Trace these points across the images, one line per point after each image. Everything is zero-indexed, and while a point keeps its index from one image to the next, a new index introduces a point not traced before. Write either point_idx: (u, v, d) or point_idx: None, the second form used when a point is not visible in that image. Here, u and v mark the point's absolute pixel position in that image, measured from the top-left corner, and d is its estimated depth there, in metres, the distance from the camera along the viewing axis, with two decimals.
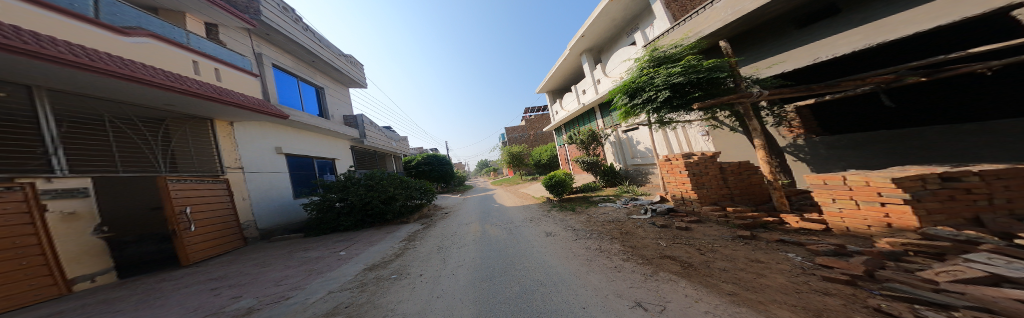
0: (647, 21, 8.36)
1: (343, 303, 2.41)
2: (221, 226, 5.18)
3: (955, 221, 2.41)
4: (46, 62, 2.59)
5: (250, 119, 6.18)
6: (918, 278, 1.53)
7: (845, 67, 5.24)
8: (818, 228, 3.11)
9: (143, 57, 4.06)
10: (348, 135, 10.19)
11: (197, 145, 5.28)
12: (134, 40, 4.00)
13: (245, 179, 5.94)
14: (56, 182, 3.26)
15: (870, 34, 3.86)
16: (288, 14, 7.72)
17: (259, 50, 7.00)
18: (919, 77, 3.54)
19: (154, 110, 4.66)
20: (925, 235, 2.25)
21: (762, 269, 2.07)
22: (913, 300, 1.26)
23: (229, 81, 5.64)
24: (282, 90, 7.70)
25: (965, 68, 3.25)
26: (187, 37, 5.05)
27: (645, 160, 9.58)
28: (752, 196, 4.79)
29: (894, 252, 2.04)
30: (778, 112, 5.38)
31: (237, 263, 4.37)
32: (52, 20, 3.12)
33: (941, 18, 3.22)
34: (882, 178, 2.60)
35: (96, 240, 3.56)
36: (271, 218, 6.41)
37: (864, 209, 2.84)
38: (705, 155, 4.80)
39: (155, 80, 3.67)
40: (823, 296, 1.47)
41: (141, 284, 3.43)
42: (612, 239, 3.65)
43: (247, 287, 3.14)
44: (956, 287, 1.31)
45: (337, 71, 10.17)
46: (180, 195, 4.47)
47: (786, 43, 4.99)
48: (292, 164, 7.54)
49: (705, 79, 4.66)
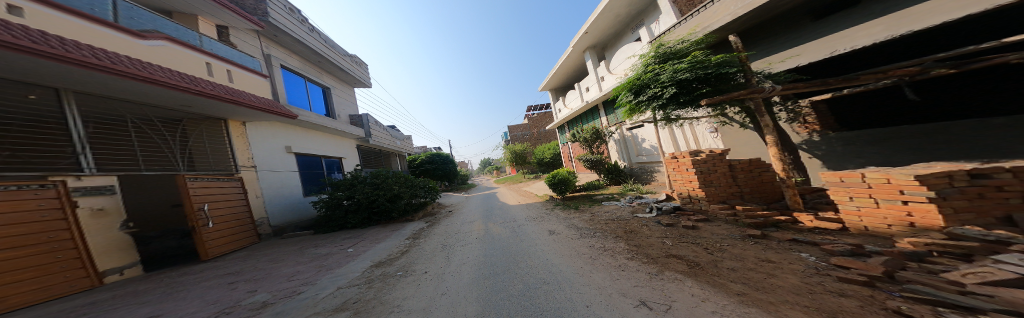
0: (652, 16, 8.17)
1: (351, 299, 2.46)
2: (237, 223, 5.39)
3: (985, 220, 2.27)
4: (71, 66, 2.73)
5: (261, 119, 6.39)
6: (943, 279, 1.45)
7: (864, 59, 4.99)
8: (834, 227, 2.99)
9: (159, 59, 4.23)
10: (354, 135, 10.41)
11: (213, 145, 5.50)
12: (150, 43, 4.16)
13: (257, 177, 6.15)
14: (85, 180, 3.44)
15: (892, 25, 3.67)
16: (294, 16, 7.91)
17: (268, 51, 7.21)
18: (946, 69, 3.34)
19: (172, 111, 4.87)
20: (952, 235, 2.12)
21: (773, 269, 2.00)
22: (937, 303, 1.19)
23: (241, 82, 5.85)
24: (291, 91, 7.91)
25: (998, 58, 3.05)
26: (200, 39, 5.24)
27: (650, 158, 9.42)
28: (762, 195, 4.64)
29: (917, 252, 1.93)
30: (791, 108, 5.21)
31: (251, 258, 4.54)
32: (75, 25, 3.28)
33: (971, 6, 3.02)
34: (904, 175, 2.47)
35: (124, 235, 3.76)
36: (283, 215, 6.63)
37: (884, 207, 2.70)
38: (713, 152, 4.67)
39: (171, 82, 3.81)
40: (839, 297, 1.41)
41: (164, 278, 3.61)
42: (616, 237, 3.60)
43: (260, 281, 3.25)
44: (985, 289, 1.23)
45: (343, 72, 10.39)
46: (198, 193, 4.67)
47: (800, 36, 4.79)
48: (302, 163, 7.76)
49: (713, 74, 4.52)
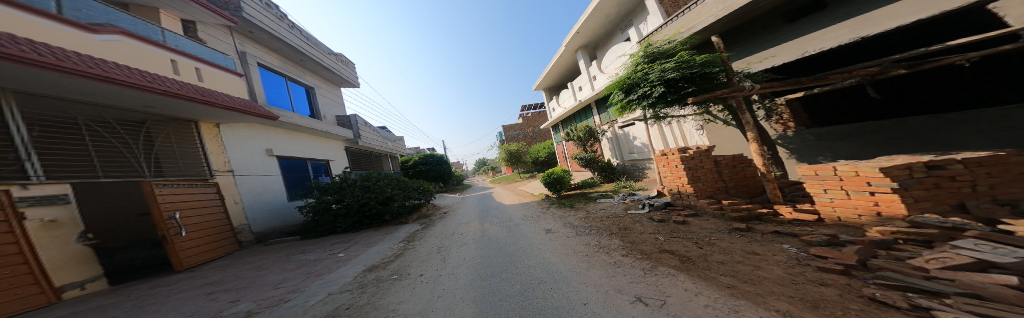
0: (640, 16, 8.32)
1: (343, 305, 2.39)
2: (214, 230, 5.06)
3: (941, 208, 2.50)
4: (8, 62, 2.40)
5: (238, 120, 5.99)
6: (910, 266, 1.58)
7: (833, 60, 5.33)
8: (810, 218, 3.21)
9: (115, 56, 3.85)
10: (341, 136, 10.00)
11: (182, 148, 5.11)
12: (103, 38, 3.77)
13: (235, 182, 5.77)
14: (32, 189, 3.10)
15: (856, 28, 3.92)
16: (272, 12, 7.41)
17: (242, 49, 6.72)
18: (902, 69, 3.59)
19: (134, 113, 4.48)
20: (914, 223, 2.33)
21: (759, 261, 2.12)
22: (906, 288, 1.30)
23: (212, 81, 5.44)
24: (270, 90, 7.44)
25: (947, 59, 3.30)
26: (163, 35, 4.81)
27: (641, 155, 9.67)
28: (746, 189, 4.89)
29: (885, 241, 2.10)
30: (769, 105, 5.67)
31: (232, 267, 4.29)
32: (14, 17, 2.91)
33: (921, 12, 3.31)
34: (871, 167, 2.67)
35: (81, 248, 3.44)
36: (265, 221, 6.28)
37: (854, 199, 2.92)
38: (700, 149, 4.83)
39: (130, 81, 3.46)
40: (820, 287, 1.51)
41: (135, 290, 3.36)
42: (610, 234, 3.68)
43: (243, 291, 3.07)
44: (945, 274, 1.36)
45: (327, 70, 9.89)
46: (168, 200, 4.33)
47: (776, 37, 5.03)
48: (285, 166, 7.38)
49: (698, 74, 4.68)
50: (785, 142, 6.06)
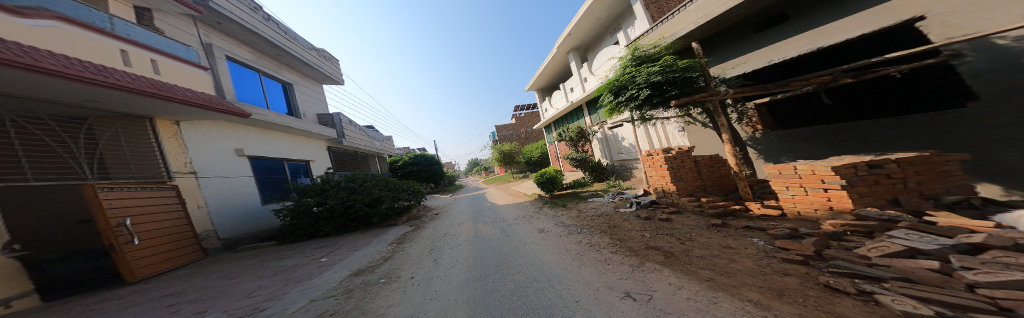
0: (629, 21, 8.60)
1: (328, 311, 2.31)
2: (173, 238, 4.59)
3: (880, 201, 2.90)
4: None
5: (201, 117, 5.45)
6: (856, 254, 1.83)
7: (795, 69, 5.88)
8: (776, 213, 3.57)
9: (52, 44, 3.34)
10: (323, 135, 9.42)
11: (132, 147, 4.56)
12: (37, 23, 3.24)
13: (199, 185, 5.27)
14: None
15: (812, 40, 4.38)
16: (246, 3, 6.77)
17: (208, 40, 6.10)
18: (851, 78, 4.04)
19: (77, 109, 3.94)
20: (858, 216, 2.67)
21: (733, 255, 2.33)
22: (854, 275, 1.51)
23: (170, 75, 4.88)
24: (240, 85, 6.83)
25: (883, 70, 3.74)
26: (112, 22, 4.23)
27: (629, 156, 10.09)
28: (721, 187, 5.30)
29: (837, 233, 2.39)
30: (741, 109, 6.35)
31: (197, 276, 3.93)
32: None
33: (865, 27, 3.79)
34: (824, 167, 3.02)
35: (5, 261, 2.99)
36: (234, 226, 5.79)
37: (811, 195, 3.27)
38: (681, 150, 5.15)
39: (71, 72, 3.03)
40: (784, 276, 1.71)
41: (77, 305, 2.99)
42: (601, 233, 3.85)
43: (211, 301, 2.85)
44: (883, 260, 1.60)
45: (307, 66, 9.23)
46: (116, 206, 3.87)
47: (746, 45, 5.48)
48: (259, 167, 6.85)
49: (680, 77, 4.94)
50: (754, 143, 6.94)
